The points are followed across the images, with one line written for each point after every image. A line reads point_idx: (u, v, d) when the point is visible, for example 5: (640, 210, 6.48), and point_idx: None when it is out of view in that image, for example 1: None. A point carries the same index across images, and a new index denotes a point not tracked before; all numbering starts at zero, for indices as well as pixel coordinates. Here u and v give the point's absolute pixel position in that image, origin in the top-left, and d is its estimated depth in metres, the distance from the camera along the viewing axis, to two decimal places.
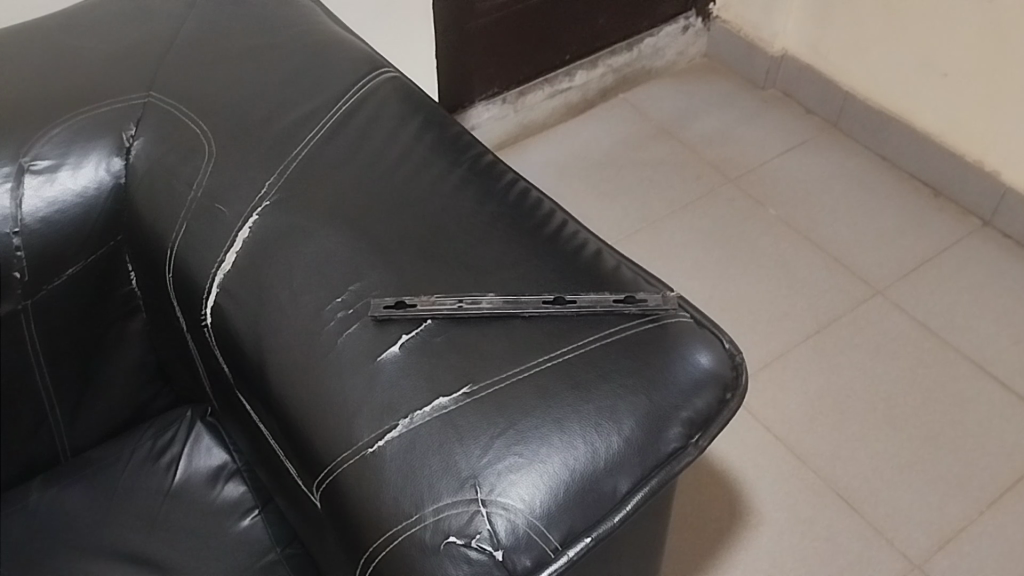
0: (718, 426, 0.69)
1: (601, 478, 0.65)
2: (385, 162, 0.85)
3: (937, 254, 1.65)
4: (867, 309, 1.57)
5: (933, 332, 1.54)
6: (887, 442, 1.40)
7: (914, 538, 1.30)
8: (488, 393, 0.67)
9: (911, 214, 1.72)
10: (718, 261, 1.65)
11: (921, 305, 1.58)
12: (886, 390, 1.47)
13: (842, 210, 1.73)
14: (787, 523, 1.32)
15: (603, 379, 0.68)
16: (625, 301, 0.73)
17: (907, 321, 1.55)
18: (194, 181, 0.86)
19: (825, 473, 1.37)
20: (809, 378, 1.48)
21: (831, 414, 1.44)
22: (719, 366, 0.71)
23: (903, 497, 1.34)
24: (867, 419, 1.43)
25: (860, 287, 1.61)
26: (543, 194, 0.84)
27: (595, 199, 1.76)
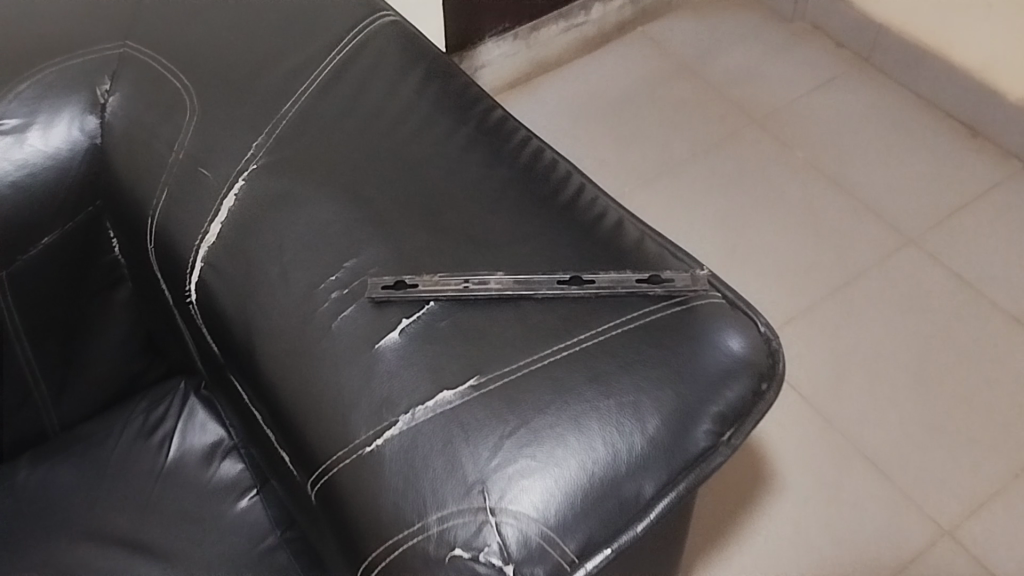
0: (753, 421, 0.62)
1: (622, 483, 0.58)
2: (383, 121, 0.77)
3: (976, 199, 1.56)
4: (900, 259, 1.49)
5: (968, 284, 1.46)
6: (919, 402, 1.34)
7: (945, 504, 1.24)
8: (497, 386, 0.61)
9: (947, 156, 1.62)
10: (743, 208, 1.57)
11: (957, 254, 1.49)
12: (919, 347, 1.39)
13: (875, 152, 1.63)
14: (812, 487, 1.27)
15: (625, 372, 0.61)
16: (650, 281, 0.65)
17: (941, 272, 1.47)
18: (175, 142, 0.78)
19: (852, 435, 1.31)
20: (837, 334, 1.41)
21: (859, 372, 1.37)
22: (755, 352, 0.64)
23: (936, 460, 1.28)
24: (897, 377, 1.36)
25: (892, 236, 1.52)
26: (559, 155, 0.76)
27: (612, 142, 1.67)
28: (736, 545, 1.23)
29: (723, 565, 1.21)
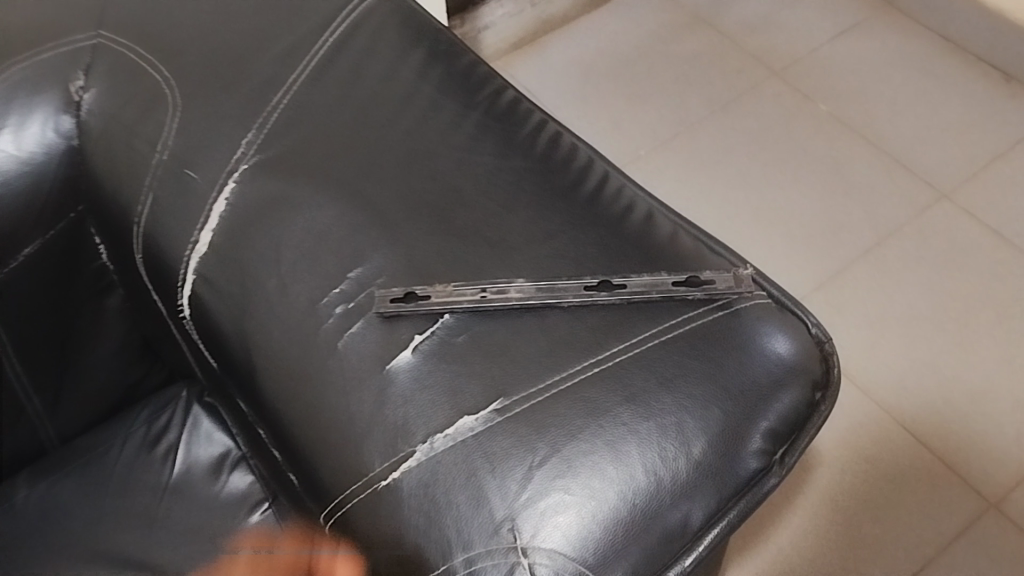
0: (808, 437, 0.57)
1: (667, 514, 0.53)
2: (384, 110, 0.70)
3: (1014, 149, 1.46)
4: (935, 211, 1.39)
5: (1005, 239, 1.36)
6: (959, 368, 1.24)
7: (988, 474, 1.16)
8: (524, 409, 0.56)
9: (981, 103, 1.51)
10: (766, 167, 1.46)
11: (992, 208, 1.39)
12: (954, 309, 1.29)
13: (902, 103, 1.52)
14: (854, 467, 1.18)
15: (666, 389, 0.56)
16: (687, 286, 0.60)
17: (976, 228, 1.37)
18: (158, 141, 0.71)
19: (891, 403, 1.22)
20: (871, 296, 1.31)
21: (896, 336, 1.27)
22: (807, 358, 0.58)
23: (980, 430, 1.19)
24: (935, 340, 1.27)
25: (924, 192, 1.41)
26: (578, 139, 0.70)
27: (626, 100, 1.55)
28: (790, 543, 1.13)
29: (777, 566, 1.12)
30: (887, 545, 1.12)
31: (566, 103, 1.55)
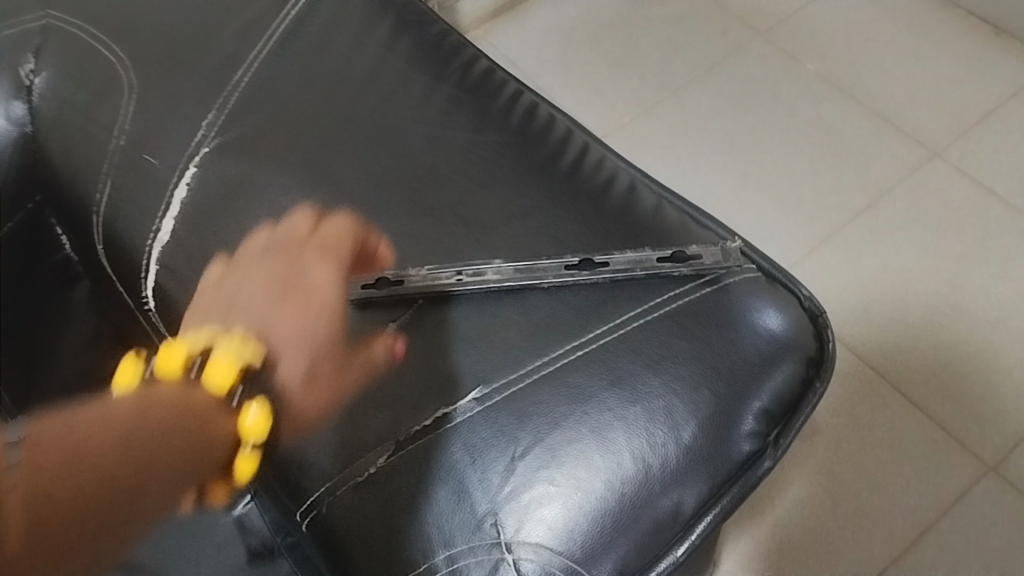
0: (805, 415, 0.54)
1: (658, 502, 0.51)
2: (350, 85, 0.67)
3: (1010, 101, 1.30)
4: (924, 174, 1.24)
5: (997, 197, 1.21)
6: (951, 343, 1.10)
7: (986, 435, 1.04)
8: (504, 398, 0.54)
9: (972, 54, 1.35)
10: (753, 128, 1.29)
11: (983, 164, 1.24)
12: (949, 267, 1.16)
13: (896, 55, 1.36)
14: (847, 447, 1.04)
15: (652, 371, 0.54)
16: (673, 262, 0.58)
17: (966, 186, 1.22)
18: (114, 126, 0.68)
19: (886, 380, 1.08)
20: (861, 261, 1.17)
21: (892, 309, 1.13)
22: (801, 333, 0.56)
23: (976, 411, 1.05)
24: (917, 310, 1.13)
25: (911, 149, 1.26)
26: (556, 109, 0.68)
27: (602, 61, 1.38)
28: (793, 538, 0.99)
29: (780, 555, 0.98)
30: (884, 509, 1.00)
31: (545, 72, 1.37)
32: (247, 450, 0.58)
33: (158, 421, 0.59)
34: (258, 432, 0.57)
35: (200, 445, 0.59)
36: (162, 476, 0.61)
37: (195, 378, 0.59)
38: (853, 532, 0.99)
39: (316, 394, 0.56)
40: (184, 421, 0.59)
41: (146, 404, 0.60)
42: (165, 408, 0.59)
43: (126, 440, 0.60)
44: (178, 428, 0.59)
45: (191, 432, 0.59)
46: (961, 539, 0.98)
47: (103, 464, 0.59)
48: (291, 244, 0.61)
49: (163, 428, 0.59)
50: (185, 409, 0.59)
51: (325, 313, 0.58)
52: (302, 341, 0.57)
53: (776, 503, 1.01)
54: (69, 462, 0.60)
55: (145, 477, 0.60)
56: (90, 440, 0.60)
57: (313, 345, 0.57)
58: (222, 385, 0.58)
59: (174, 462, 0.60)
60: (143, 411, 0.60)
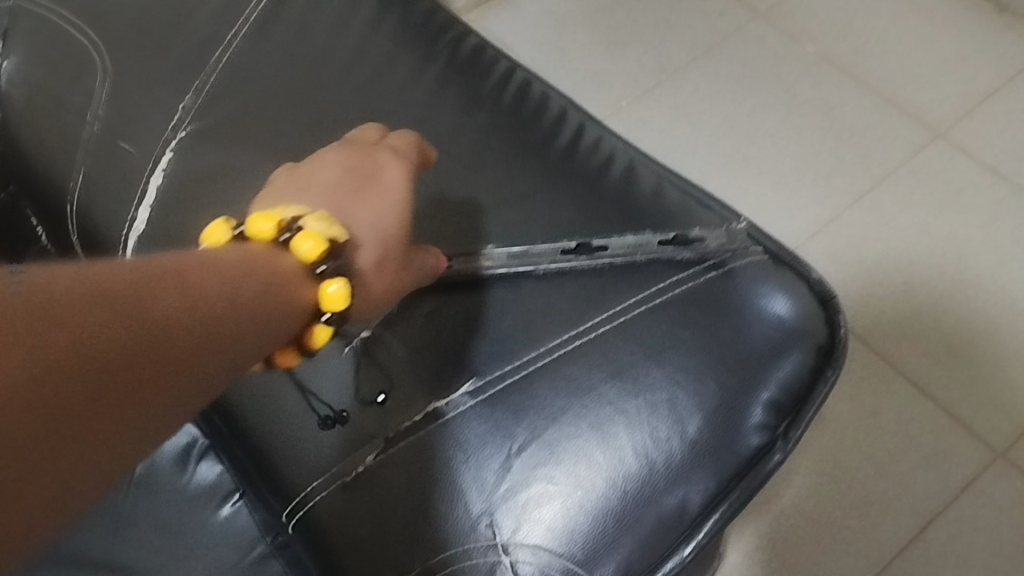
0: (818, 406, 0.51)
1: (661, 500, 0.48)
2: (333, 65, 0.64)
3: None
4: (925, 156, 1.09)
5: (1006, 179, 1.06)
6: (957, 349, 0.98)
7: (994, 421, 0.94)
8: (496, 392, 0.52)
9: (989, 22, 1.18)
10: (753, 110, 1.14)
11: (992, 142, 1.09)
12: (949, 256, 1.03)
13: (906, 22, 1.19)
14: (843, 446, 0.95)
15: (653, 362, 0.51)
16: (674, 247, 0.55)
17: (972, 168, 1.08)
18: (88, 112, 0.66)
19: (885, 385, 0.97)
20: (857, 246, 1.05)
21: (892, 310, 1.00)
22: (811, 318, 0.53)
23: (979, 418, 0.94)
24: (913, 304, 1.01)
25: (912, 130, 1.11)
26: (551, 88, 0.65)
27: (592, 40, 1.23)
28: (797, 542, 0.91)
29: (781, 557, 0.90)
30: (887, 497, 0.92)
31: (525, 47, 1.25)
32: (320, 328, 0.47)
33: (220, 289, 0.40)
34: (339, 309, 0.47)
35: (282, 304, 0.44)
36: (222, 353, 0.38)
37: (284, 243, 0.47)
38: (861, 518, 0.91)
39: (379, 284, 0.51)
40: (283, 273, 0.45)
41: (214, 260, 0.42)
42: (248, 260, 0.44)
43: (198, 291, 0.38)
44: (279, 278, 0.45)
45: (267, 298, 0.43)
46: (971, 530, 0.89)
47: (168, 320, 0.35)
48: (358, 145, 0.57)
49: (258, 279, 0.43)
50: (253, 269, 0.43)
51: (398, 205, 0.53)
52: (372, 227, 0.51)
53: (776, 498, 0.93)
54: (108, 299, 0.33)
55: (212, 351, 0.38)
56: (138, 277, 0.35)
57: (383, 236, 0.51)
58: (313, 251, 0.47)
59: (247, 325, 0.41)
60: (193, 268, 0.39)
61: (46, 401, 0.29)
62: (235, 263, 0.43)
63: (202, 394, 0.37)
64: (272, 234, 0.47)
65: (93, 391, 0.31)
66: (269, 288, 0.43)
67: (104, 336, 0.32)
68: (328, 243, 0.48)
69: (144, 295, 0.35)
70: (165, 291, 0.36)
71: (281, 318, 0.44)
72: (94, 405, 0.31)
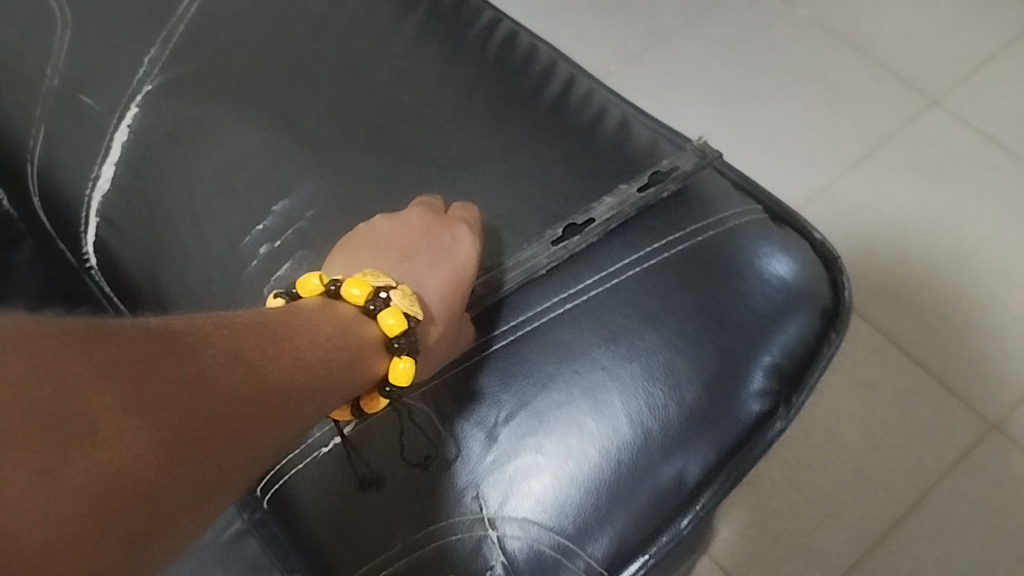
0: (819, 372, 0.49)
1: (658, 470, 0.46)
2: (307, 17, 0.61)
3: None
4: (921, 122, 1.06)
5: (1001, 145, 1.03)
6: (953, 317, 0.95)
7: (989, 391, 0.92)
8: (482, 358, 0.49)
9: None
10: (746, 75, 1.10)
11: (989, 107, 1.06)
12: (945, 223, 1.00)
13: None
14: (837, 417, 0.92)
15: (648, 325, 0.48)
16: (645, 188, 0.53)
17: (969, 133, 1.04)
18: (48, 65, 0.62)
19: (881, 355, 0.94)
20: (853, 212, 1.01)
21: (889, 280, 0.98)
22: (813, 278, 0.50)
23: (976, 387, 0.92)
24: (911, 271, 0.98)
25: (908, 94, 1.07)
26: (539, 39, 0.62)
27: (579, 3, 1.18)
28: (786, 520, 0.88)
29: (770, 532, 0.88)
30: (882, 469, 0.90)
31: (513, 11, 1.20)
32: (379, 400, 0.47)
33: (305, 352, 0.41)
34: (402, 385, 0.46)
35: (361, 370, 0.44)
36: (298, 413, 0.39)
37: (370, 313, 0.46)
38: (855, 494, 0.89)
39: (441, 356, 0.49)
40: (364, 334, 0.45)
41: (302, 322, 0.43)
42: (336, 323, 0.45)
43: (279, 355, 0.39)
44: (365, 342, 0.45)
45: (348, 364, 0.43)
46: (966, 501, 0.88)
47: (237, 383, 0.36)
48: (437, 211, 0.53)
49: (343, 345, 0.44)
50: (338, 336, 0.44)
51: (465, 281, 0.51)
52: (443, 304, 0.49)
53: (768, 474, 0.90)
54: (185, 361, 0.35)
55: (288, 415, 0.38)
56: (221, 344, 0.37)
57: (453, 311, 0.49)
58: (393, 326, 0.46)
59: (326, 392, 0.41)
60: (280, 332, 0.41)
61: (129, 455, 0.31)
62: (323, 327, 0.44)
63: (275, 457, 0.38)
64: (360, 300, 0.46)
65: (165, 449, 0.32)
66: (354, 355, 0.44)
67: (176, 395, 0.34)
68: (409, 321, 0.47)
69: (222, 360, 0.36)
70: (244, 355, 0.38)
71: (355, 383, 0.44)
72: (171, 461, 0.32)
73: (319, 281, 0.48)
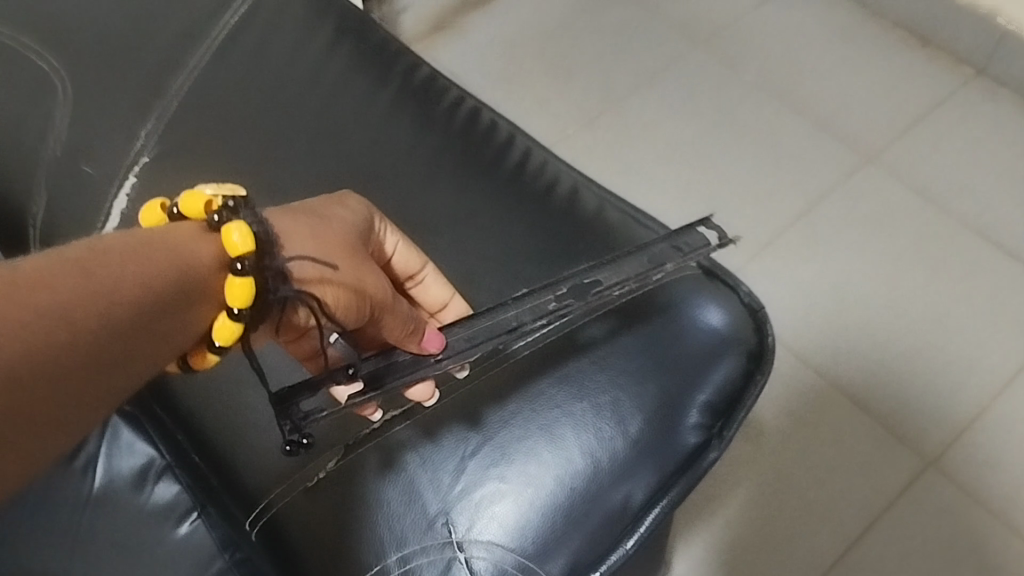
0: (747, 407, 0.55)
1: (607, 496, 0.52)
2: (291, 94, 0.68)
3: (951, 95, 1.20)
4: (855, 180, 1.14)
5: (929, 199, 1.12)
6: (889, 359, 1.03)
7: (925, 429, 0.99)
8: (447, 401, 0.56)
9: (913, 51, 1.24)
10: (695, 135, 1.19)
11: (919, 166, 1.15)
12: (879, 272, 1.08)
13: (836, 53, 1.25)
14: (782, 458, 0.99)
15: (596, 368, 0.55)
16: (648, 264, 0.55)
17: (900, 188, 1.13)
18: (49, 135, 0.67)
19: (822, 395, 1.02)
20: (796, 266, 1.09)
21: (829, 325, 1.05)
22: (740, 326, 0.56)
23: (911, 423, 0.99)
24: (848, 317, 1.06)
25: (843, 153, 1.16)
26: (498, 113, 0.69)
27: (541, 72, 1.26)
28: (736, 552, 0.95)
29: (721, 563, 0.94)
30: (827, 504, 0.96)
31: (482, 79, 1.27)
32: (236, 280, 0.42)
33: (40, 301, 0.32)
34: (248, 254, 0.42)
35: (185, 301, 0.40)
36: (180, 313, 0.40)
37: (179, 212, 0.46)
38: (802, 527, 0.95)
39: (309, 251, 0.46)
40: (176, 253, 0.40)
41: (166, 235, 0.41)
42: (89, 266, 0.35)
43: (32, 311, 0.31)
44: (185, 277, 0.40)
45: (184, 296, 0.40)
46: (906, 531, 0.94)
47: (135, 291, 0.36)
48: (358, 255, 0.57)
49: (105, 288, 0.35)
50: (156, 266, 0.38)
51: (333, 204, 0.52)
52: (305, 209, 0.50)
53: (720, 510, 0.97)
54: (83, 289, 0.34)
55: (76, 372, 0.33)
56: (41, 284, 0.32)
57: (316, 216, 0.49)
58: (203, 204, 0.45)
59: (104, 341, 0.34)
60: (157, 243, 0.40)
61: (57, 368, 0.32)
62: (63, 273, 0.33)
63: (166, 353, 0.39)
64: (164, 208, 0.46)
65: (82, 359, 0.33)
66: (145, 290, 0.37)
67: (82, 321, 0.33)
68: (231, 202, 0.45)
69: (119, 274, 0.36)
70: (112, 272, 0.36)
71: (186, 316, 0.40)
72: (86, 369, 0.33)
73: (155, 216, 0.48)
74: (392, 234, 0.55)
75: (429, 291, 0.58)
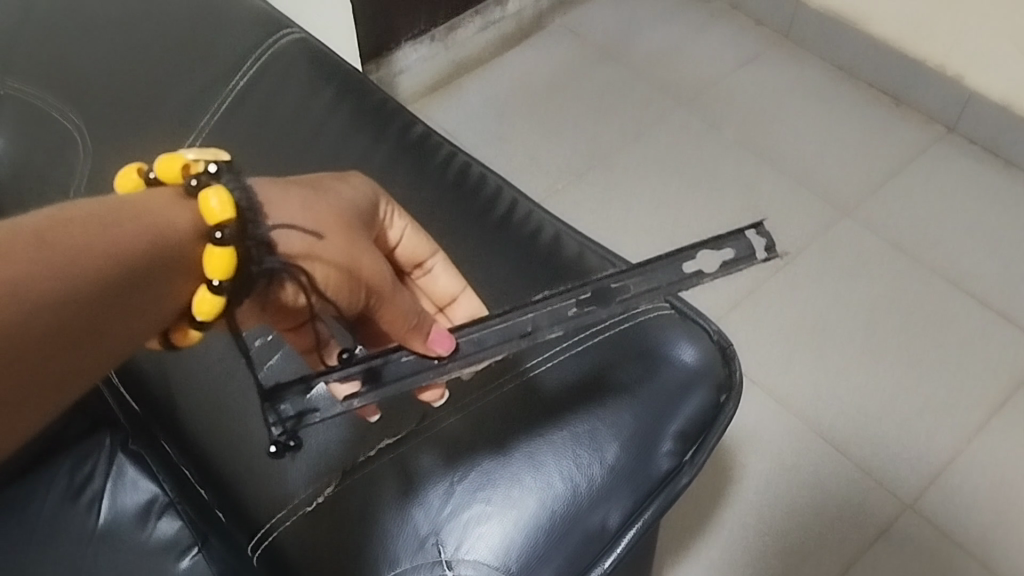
0: (716, 436, 0.59)
1: (586, 518, 0.55)
2: (297, 151, 0.74)
3: (922, 153, 1.26)
4: (831, 233, 1.20)
5: (902, 250, 1.18)
6: (865, 403, 1.07)
7: (902, 472, 1.03)
8: (441, 431, 0.60)
9: (886, 112, 1.31)
10: (679, 190, 1.25)
11: (892, 219, 1.21)
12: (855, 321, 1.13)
13: (813, 114, 1.31)
14: (764, 498, 1.02)
15: (577, 399, 0.59)
16: (681, 274, 0.56)
17: (875, 240, 1.19)
18: (71, 189, 0.73)
19: (801, 438, 1.06)
20: (775, 314, 1.14)
21: (808, 371, 1.10)
22: (710, 362, 0.61)
23: (888, 464, 1.03)
24: (826, 364, 1.10)
25: (820, 207, 1.22)
26: (487, 168, 0.74)
27: (532, 132, 1.32)
28: None
29: None
30: (807, 542, 0.99)
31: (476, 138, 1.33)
32: (216, 249, 0.48)
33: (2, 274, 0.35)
34: (225, 221, 0.48)
35: (161, 270, 0.45)
36: (149, 279, 0.44)
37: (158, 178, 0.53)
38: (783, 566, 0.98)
39: (300, 218, 0.52)
40: (150, 226, 0.45)
41: (144, 205, 0.46)
42: (61, 233, 0.39)
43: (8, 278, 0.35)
44: (155, 248, 0.44)
45: (152, 263, 0.44)
46: (884, 570, 0.97)
47: (105, 257, 0.40)
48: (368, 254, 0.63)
49: (72, 259, 0.38)
50: (127, 234, 0.42)
51: (330, 180, 0.58)
52: (299, 182, 0.56)
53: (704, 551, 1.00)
54: (56, 257, 0.38)
55: (50, 332, 0.37)
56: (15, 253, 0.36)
57: (308, 188, 0.55)
58: (180, 169, 0.51)
59: (70, 307, 0.38)
60: (129, 214, 0.44)
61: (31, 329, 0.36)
62: (25, 247, 0.37)
63: (137, 314, 0.44)
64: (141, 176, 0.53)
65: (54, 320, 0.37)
66: (116, 253, 0.41)
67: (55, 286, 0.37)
68: (210, 167, 0.51)
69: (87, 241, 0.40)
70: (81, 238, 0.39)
71: (159, 285, 0.45)
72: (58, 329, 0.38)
73: (130, 179, 0.54)
74: (399, 219, 0.61)
75: (438, 281, 0.64)
